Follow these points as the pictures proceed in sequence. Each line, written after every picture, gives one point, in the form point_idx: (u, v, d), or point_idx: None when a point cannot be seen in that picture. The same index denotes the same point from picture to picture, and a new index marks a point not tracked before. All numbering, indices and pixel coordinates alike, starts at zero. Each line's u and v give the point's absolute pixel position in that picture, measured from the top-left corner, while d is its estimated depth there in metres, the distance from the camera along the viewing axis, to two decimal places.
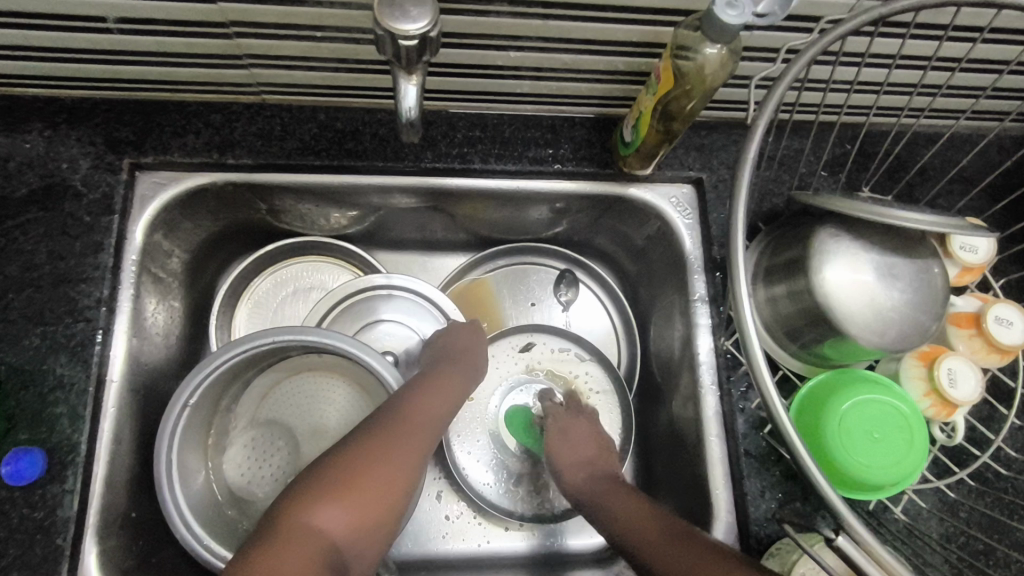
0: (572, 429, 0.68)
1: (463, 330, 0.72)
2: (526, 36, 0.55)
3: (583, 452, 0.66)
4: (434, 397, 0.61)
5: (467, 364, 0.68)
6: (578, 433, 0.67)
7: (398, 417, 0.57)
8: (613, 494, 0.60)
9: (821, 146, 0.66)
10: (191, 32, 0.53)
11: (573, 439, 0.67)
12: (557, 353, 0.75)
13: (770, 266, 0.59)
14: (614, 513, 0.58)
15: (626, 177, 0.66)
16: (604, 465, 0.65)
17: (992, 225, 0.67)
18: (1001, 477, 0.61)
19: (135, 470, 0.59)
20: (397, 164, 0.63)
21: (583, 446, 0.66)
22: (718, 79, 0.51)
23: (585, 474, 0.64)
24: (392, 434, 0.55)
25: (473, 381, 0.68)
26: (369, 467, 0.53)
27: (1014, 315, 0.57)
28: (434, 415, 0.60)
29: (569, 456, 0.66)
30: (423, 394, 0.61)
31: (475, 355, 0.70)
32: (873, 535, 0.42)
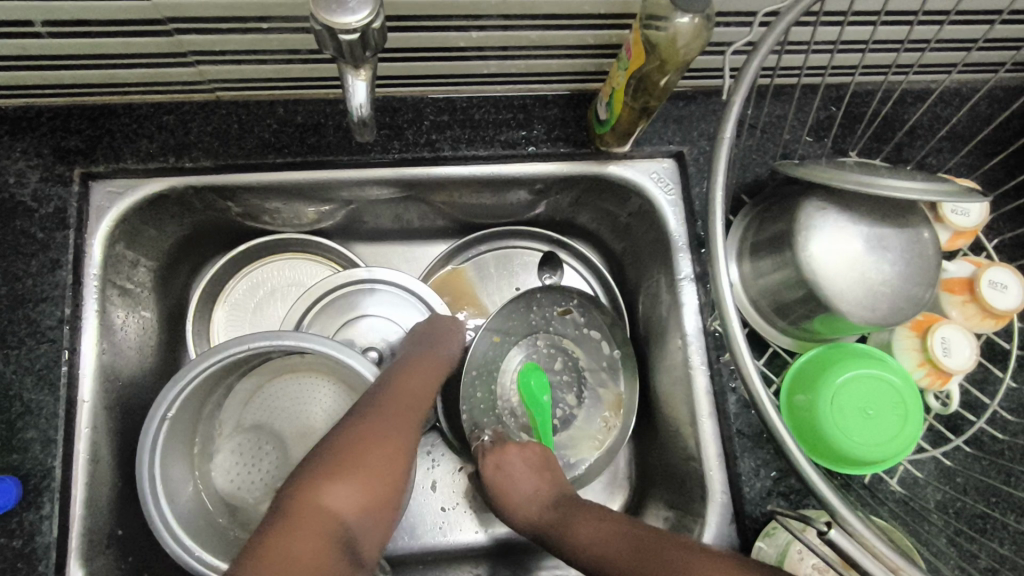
0: (507, 464, 0.65)
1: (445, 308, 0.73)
2: (486, 15, 0.52)
3: (525, 486, 0.64)
4: (421, 372, 0.61)
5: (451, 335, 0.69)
6: (517, 466, 0.65)
7: (393, 392, 0.57)
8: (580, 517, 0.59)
9: (805, 111, 0.63)
10: (128, 31, 0.50)
11: (517, 472, 0.64)
12: (585, 331, 0.74)
13: (755, 241, 0.57)
14: (588, 535, 0.57)
15: (604, 155, 0.64)
16: (552, 494, 0.63)
17: (985, 182, 0.64)
18: (1000, 441, 0.59)
19: (117, 488, 0.58)
20: (363, 157, 0.60)
21: (521, 476, 0.64)
22: (691, 51, 0.48)
23: (539, 502, 0.63)
24: (392, 407, 0.55)
25: (460, 353, 0.68)
26: (368, 444, 0.52)
27: (1008, 278, 0.55)
28: (429, 388, 0.60)
29: (512, 496, 0.63)
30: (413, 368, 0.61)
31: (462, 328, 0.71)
32: (864, 524, 0.40)
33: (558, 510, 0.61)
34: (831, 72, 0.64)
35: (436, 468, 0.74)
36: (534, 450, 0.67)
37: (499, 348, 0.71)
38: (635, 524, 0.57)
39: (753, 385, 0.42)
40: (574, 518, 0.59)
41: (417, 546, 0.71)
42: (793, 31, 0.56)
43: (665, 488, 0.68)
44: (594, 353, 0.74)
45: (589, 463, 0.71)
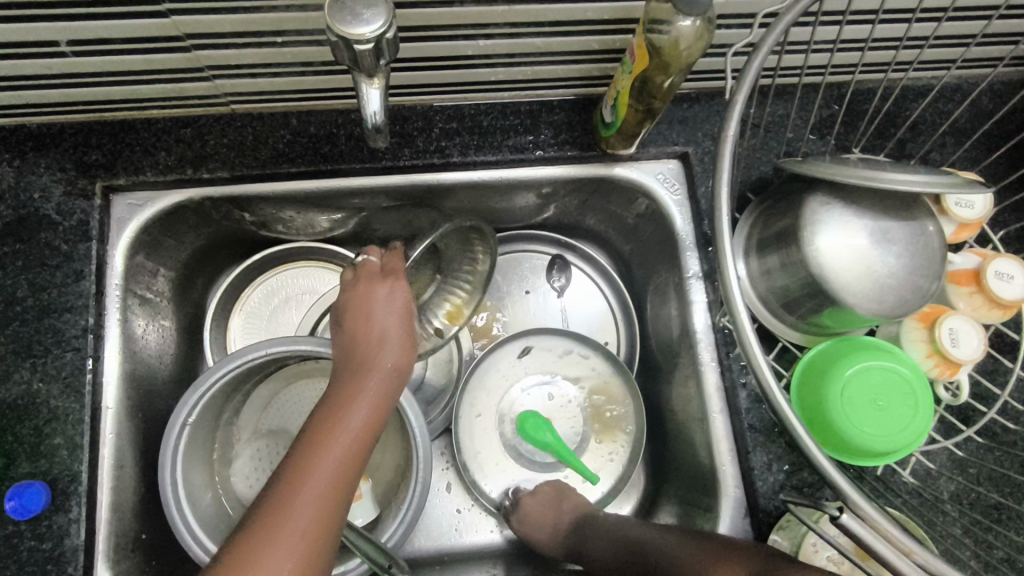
0: (525, 505, 0.68)
1: (375, 286, 0.62)
2: (493, 24, 0.53)
3: (544, 523, 0.66)
4: (330, 429, 0.52)
5: (383, 349, 0.59)
6: (536, 503, 0.67)
7: (292, 471, 0.49)
8: (594, 531, 0.63)
9: (807, 110, 0.64)
10: (148, 48, 0.52)
11: (538, 511, 0.67)
12: (563, 356, 0.75)
13: (762, 238, 0.59)
14: (602, 549, 0.61)
15: (610, 158, 0.65)
16: (571, 515, 0.66)
17: (988, 174, 0.65)
18: (1012, 431, 0.60)
19: (141, 492, 0.59)
20: (375, 165, 0.61)
21: (542, 512, 0.67)
22: (694, 53, 0.49)
23: (562, 531, 0.65)
24: (281, 499, 0.48)
25: (394, 373, 0.58)
26: (249, 558, 0.45)
27: (1014, 268, 0.56)
28: (337, 446, 0.51)
29: (537, 535, 0.66)
30: (319, 429, 0.52)
31: (402, 330, 0.60)
32: (877, 510, 0.40)
33: (575, 531, 0.65)
34: (832, 71, 0.65)
35: (450, 470, 0.75)
36: (546, 486, 0.69)
37: (486, 422, 0.74)
38: (642, 526, 0.60)
39: (765, 379, 0.43)
40: (589, 536, 0.63)
41: (434, 548, 0.72)
42: (793, 31, 0.57)
43: (678, 484, 0.69)
44: (581, 366, 0.74)
45: (625, 453, 0.73)
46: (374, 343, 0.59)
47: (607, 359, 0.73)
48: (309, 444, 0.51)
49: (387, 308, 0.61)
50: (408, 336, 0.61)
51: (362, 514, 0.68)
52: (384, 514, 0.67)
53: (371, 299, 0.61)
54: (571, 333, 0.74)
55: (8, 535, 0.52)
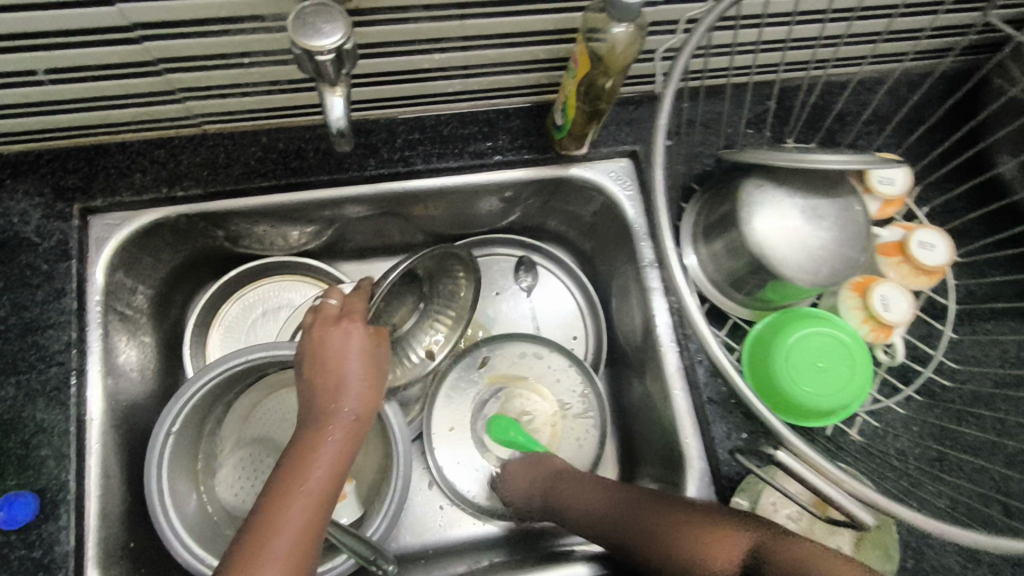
0: (510, 472, 0.72)
1: (334, 326, 0.59)
2: (446, 38, 0.58)
3: (525, 489, 0.70)
4: (288, 491, 0.52)
5: (348, 394, 0.57)
6: (526, 472, 0.71)
7: (253, 537, 0.50)
8: (565, 485, 0.66)
9: (742, 106, 0.70)
10: (122, 74, 0.55)
11: (530, 479, 0.70)
12: (522, 359, 0.79)
13: (707, 224, 0.63)
14: (572, 500, 0.65)
15: (566, 159, 0.69)
16: (548, 472, 0.69)
17: (910, 156, 0.71)
18: (949, 388, 0.65)
19: (128, 501, 0.61)
20: (344, 175, 0.65)
21: (532, 480, 0.70)
22: (629, 54, 0.54)
23: (560, 503, 0.66)
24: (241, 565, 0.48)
25: (358, 420, 0.56)
26: None
27: (935, 237, 0.61)
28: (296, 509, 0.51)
29: (517, 495, 0.71)
30: (280, 490, 0.52)
31: (366, 371, 0.58)
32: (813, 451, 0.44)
33: (546, 487, 0.68)
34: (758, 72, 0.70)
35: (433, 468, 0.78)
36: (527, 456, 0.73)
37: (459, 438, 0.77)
38: (609, 482, 0.64)
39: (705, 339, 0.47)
40: (560, 489, 0.67)
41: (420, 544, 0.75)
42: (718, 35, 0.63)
43: (649, 464, 0.72)
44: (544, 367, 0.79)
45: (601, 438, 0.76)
46: (338, 388, 0.57)
47: (562, 356, 0.78)
48: (270, 505, 0.51)
49: (347, 349, 0.58)
50: (372, 377, 0.58)
51: (348, 514, 0.71)
52: (368, 512, 0.69)
53: (330, 341, 0.59)
54: (527, 336, 0.79)
55: None
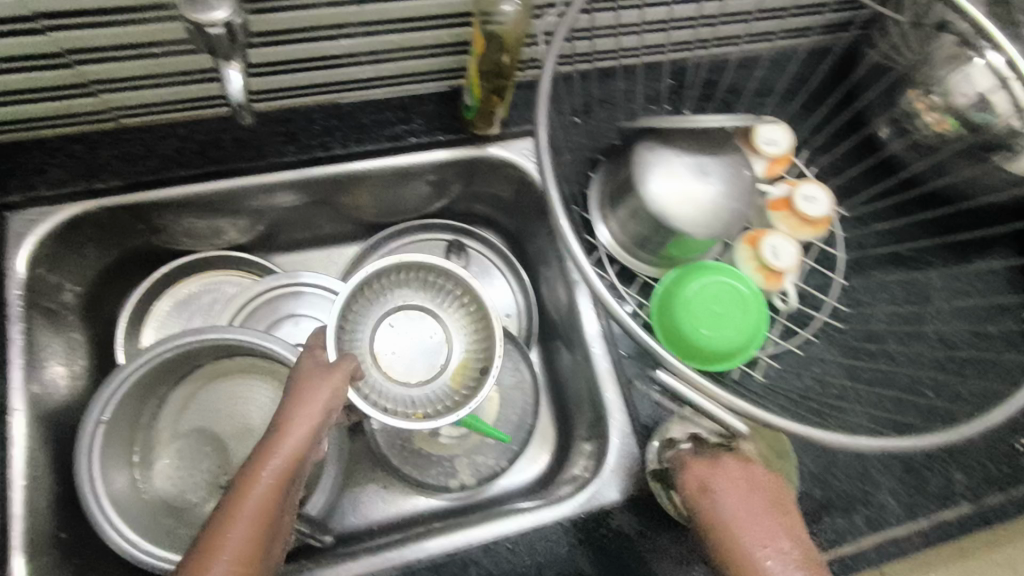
0: (727, 470, 0.53)
1: (307, 357, 0.60)
2: (349, 23, 0.61)
3: (733, 475, 0.53)
4: (234, 507, 0.47)
5: (311, 402, 0.55)
6: (731, 485, 0.52)
7: (194, 559, 0.45)
8: (733, 464, 0.54)
9: (639, 84, 0.75)
10: (30, 66, 0.56)
11: (737, 489, 0.51)
12: None
13: (611, 191, 0.68)
14: (730, 483, 0.52)
15: (480, 139, 0.73)
16: (727, 462, 0.54)
17: (796, 122, 0.77)
18: (843, 330, 0.70)
19: (57, 493, 0.61)
20: (263, 162, 0.67)
21: (744, 501, 0.50)
22: (521, 31, 0.60)
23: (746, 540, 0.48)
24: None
25: (311, 435, 0.53)
26: None
27: (817, 190, 0.67)
28: (240, 527, 0.46)
29: (715, 477, 0.53)
30: (227, 507, 0.48)
31: (325, 388, 0.56)
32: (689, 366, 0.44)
33: (699, 464, 0.55)
34: (645, 53, 0.75)
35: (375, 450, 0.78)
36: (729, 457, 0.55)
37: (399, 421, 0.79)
38: (767, 482, 0.52)
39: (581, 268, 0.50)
40: (715, 464, 0.54)
41: (364, 522, 0.76)
42: (600, 15, 0.68)
43: (580, 426, 0.76)
44: None
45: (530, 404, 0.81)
46: (303, 397, 0.55)
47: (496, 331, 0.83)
48: (222, 513, 0.47)
49: (311, 371, 0.58)
50: (334, 396, 0.56)
51: None
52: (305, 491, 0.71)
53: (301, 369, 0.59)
54: None
55: None
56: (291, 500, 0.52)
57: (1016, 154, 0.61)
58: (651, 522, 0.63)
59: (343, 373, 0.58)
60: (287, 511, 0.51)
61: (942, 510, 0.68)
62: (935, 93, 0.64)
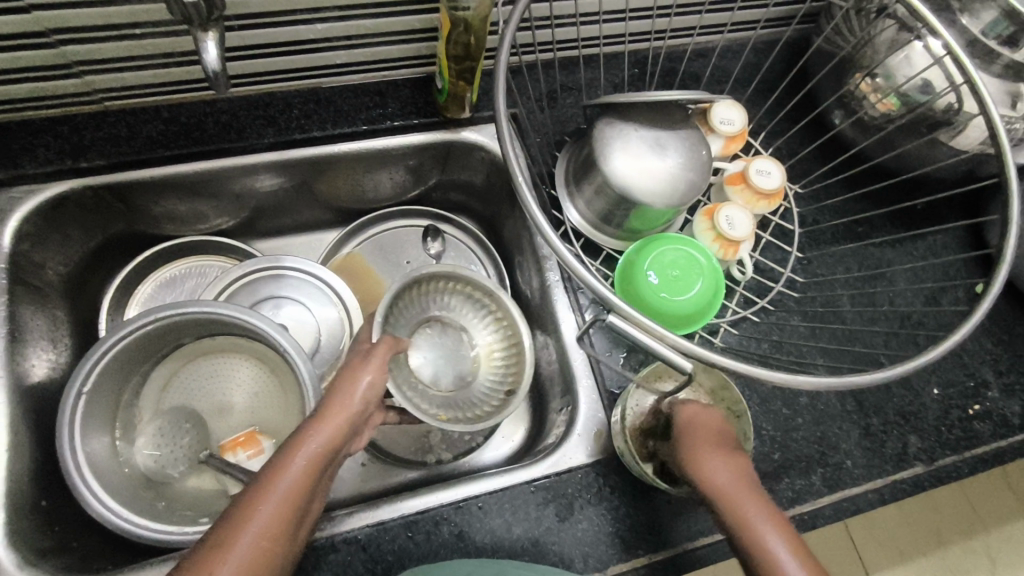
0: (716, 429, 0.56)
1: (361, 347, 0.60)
2: (323, 8, 0.65)
3: (724, 436, 0.56)
4: (267, 483, 0.49)
5: (350, 392, 0.55)
6: (703, 439, 0.55)
7: (223, 529, 0.47)
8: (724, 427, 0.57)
9: (602, 73, 0.80)
10: (17, 45, 0.59)
11: (712, 442, 0.55)
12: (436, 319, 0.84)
13: (575, 170, 0.71)
14: (723, 441, 0.55)
15: (453, 124, 0.76)
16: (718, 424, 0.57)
17: (753, 107, 0.81)
18: (800, 299, 0.73)
19: (39, 462, 0.63)
20: (242, 143, 0.70)
21: (719, 452, 0.54)
22: (483, 11, 0.63)
23: (738, 490, 0.51)
24: (204, 555, 0.45)
25: (350, 424, 0.54)
26: None
27: (770, 165, 0.71)
28: (269, 504, 0.48)
29: (712, 431, 0.56)
30: (261, 482, 0.49)
31: (371, 377, 0.56)
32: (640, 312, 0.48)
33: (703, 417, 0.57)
34: (607, 43, 0.79)
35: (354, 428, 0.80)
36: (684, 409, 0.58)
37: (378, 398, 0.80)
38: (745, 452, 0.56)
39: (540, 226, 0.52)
40: (714, 422, 0.57)
41: (340, 495, 0.77)
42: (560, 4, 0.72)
43: (552, 399, 0.78)
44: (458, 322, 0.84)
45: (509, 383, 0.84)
46: (343, 386, 0.55)
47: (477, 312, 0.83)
48: (252, 493, 0.49)
49: (358, 359, 0.58)
50: (379, 386, 0.57)
51: None
52: None
53: (353, 357, 0.59)
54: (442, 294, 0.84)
55: None
56: (321, 487, 0.53)
57: (957, 129, 0.65)
58: (617, 482, 0.65)
59: (383, 366, 0.57)
60: (317, 495, 0.53)
61: (898, 471, 0.71)
62: (878, 75, 0.68)
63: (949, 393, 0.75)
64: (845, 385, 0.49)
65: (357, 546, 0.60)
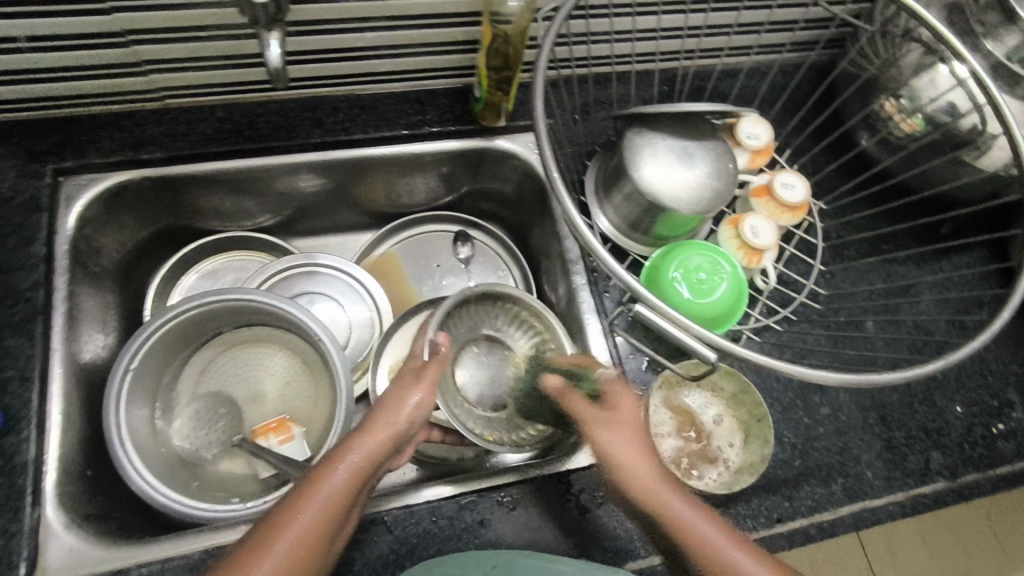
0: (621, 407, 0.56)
1: (410, 362, 0.64)
2: (372, 17, 0.69)
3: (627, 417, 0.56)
4: (315, 484, 0.52)
5: (398, 408, 0.58)
6: (606, 415, 0.56)
7: (270, 524, 0.49)
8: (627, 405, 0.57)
9: (632, 88, 0.83)
10: (93, 45, 0.64)
11: (620, 425, 0.55)
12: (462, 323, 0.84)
13: (603, 177, 0.74)
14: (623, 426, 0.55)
15: (488, 132, 0.80)
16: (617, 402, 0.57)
17: (779, 126, 0.84)
18: (821, 311, 0.75)
19: (85, 433, 0.66)
20: (290, 143, 0.75)
21: (617, 431, 0.55)
22: (523, 24, 0.66)
23: (683, 506, 0.51)
24: (253, 547, 0.48)
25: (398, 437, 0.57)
26: None
27: (794, 179, 0.73)
28: (315, 505, 0.50)
29: (617, 417, 0.56)
30: (310, 483, 0.52)
31: (419, 393, 0.60)
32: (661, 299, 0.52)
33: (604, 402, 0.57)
34: (638, 60, 0.82)
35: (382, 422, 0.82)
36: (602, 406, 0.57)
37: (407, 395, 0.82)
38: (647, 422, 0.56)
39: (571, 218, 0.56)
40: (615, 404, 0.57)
41: None
42: (596, 22, 0.75)
43: None
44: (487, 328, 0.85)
45: None
46: (393, 401, 0.59)
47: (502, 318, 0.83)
48: (299, 491, 0.52)
49: (408, 375, 0.62)
50: (426, 403, 0.60)
51: None
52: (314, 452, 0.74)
53: (403, 372, 0.63)
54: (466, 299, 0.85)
55: None
56: (363, 494, 0.56)
57: (981, 150, 0.67)
58: None
59: (432, 386, 0.61)
60: (358, 502, 0.55)
61: (920, 486, 0.71)
62: (903, 97, 0.70)
63: (972, 411, 0.75)
64: (861, 382, 0.51)
65: (383, 527, 0.62)
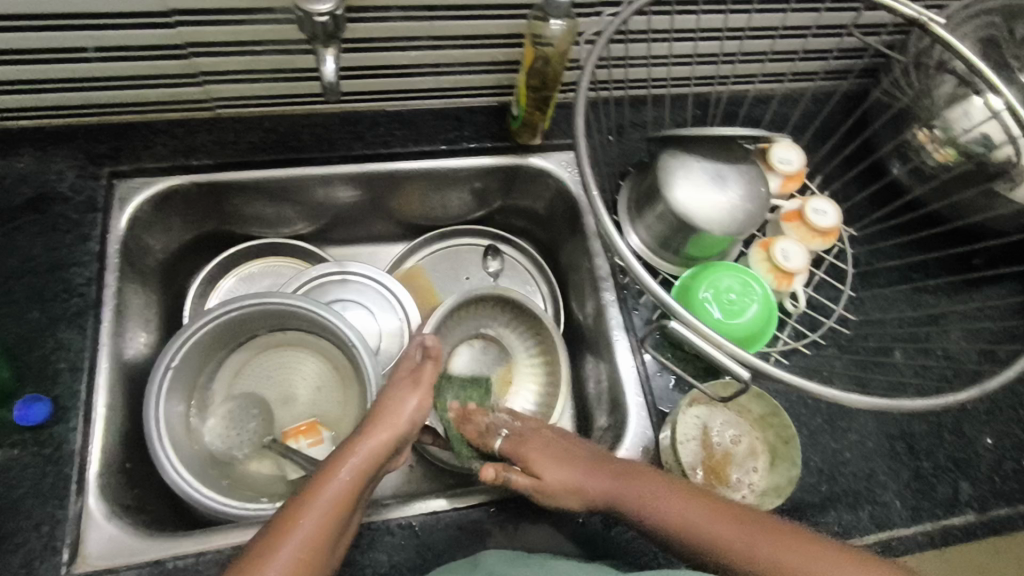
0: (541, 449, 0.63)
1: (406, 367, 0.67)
2: (418, 36, 0.72)
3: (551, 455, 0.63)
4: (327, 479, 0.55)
5: (398, 409, 0.61)
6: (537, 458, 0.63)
7: (286, 517, 0.52)
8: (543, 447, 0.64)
9: (665, 112, 0.84)
10: (155, 56, 0.68)
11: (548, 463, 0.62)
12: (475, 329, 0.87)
13: (636, 197, 0.76)
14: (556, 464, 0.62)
15: (523, 149, 0.82)
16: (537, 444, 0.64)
17: (810, 152, 0.85)
18: (850, 336, 0.75)
19: (126, 427, 0.68)
20: (333, 154, 0.78)
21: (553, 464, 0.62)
22: (565, 45, 0.68)
23: (630, 495, 0.58)
24: (272, 536, 0.50)
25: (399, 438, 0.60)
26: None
27: (826, 205, 0.74)
28: (327, 497, 0.53)
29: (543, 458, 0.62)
30: (321, 479, 0.55)
31: (417, 396, 0.63)
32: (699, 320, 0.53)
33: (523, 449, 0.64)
34: (673, 85, 0.84)
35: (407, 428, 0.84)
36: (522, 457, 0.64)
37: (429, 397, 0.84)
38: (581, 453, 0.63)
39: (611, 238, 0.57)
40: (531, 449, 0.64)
41: None
42: (634, 46, 0.77)
43: (598, 417, 0.80)
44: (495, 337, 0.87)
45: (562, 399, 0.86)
46: (392, 403, 0.62)
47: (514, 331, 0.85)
48: (312, 487, 0.54)
49: (404, 379, 0.65)
50: (424, 404, 0.63)
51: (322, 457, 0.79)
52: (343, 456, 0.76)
53: (399, 376, 0.66)
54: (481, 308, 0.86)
55: (16, 440, 0.61)
56: (369, 493, 0.58)
57: (1015, 182, 0.67)
58: None
59: (429, 388, 0.64)
60: (365, 501, 0.57)
61: (949, 517, 0.70)
62: (937, 127, 0.71)
63: (1003, 444, 0.74)
64: (891, 407, 0.52)
65: (410, 531, 0.63)
